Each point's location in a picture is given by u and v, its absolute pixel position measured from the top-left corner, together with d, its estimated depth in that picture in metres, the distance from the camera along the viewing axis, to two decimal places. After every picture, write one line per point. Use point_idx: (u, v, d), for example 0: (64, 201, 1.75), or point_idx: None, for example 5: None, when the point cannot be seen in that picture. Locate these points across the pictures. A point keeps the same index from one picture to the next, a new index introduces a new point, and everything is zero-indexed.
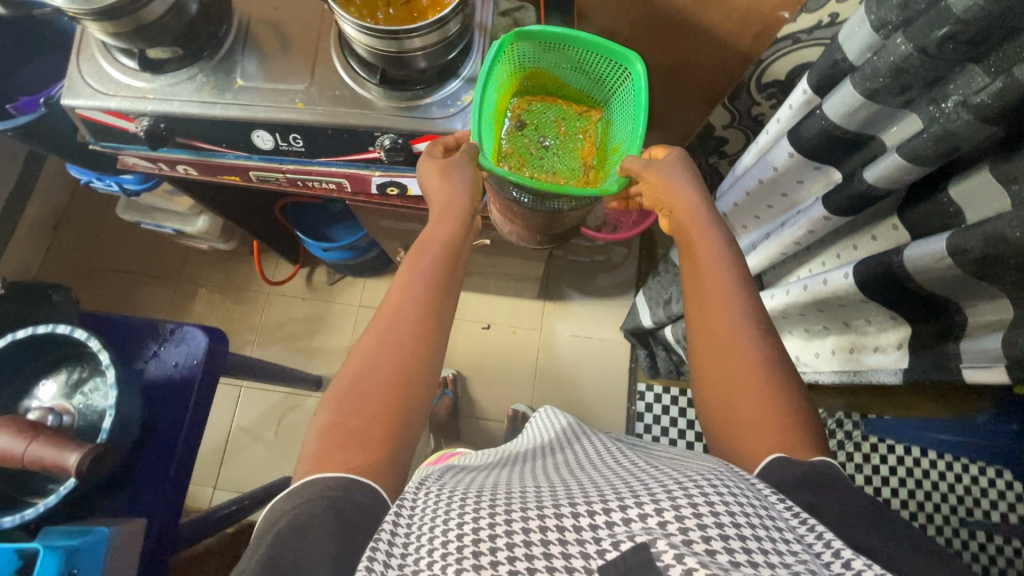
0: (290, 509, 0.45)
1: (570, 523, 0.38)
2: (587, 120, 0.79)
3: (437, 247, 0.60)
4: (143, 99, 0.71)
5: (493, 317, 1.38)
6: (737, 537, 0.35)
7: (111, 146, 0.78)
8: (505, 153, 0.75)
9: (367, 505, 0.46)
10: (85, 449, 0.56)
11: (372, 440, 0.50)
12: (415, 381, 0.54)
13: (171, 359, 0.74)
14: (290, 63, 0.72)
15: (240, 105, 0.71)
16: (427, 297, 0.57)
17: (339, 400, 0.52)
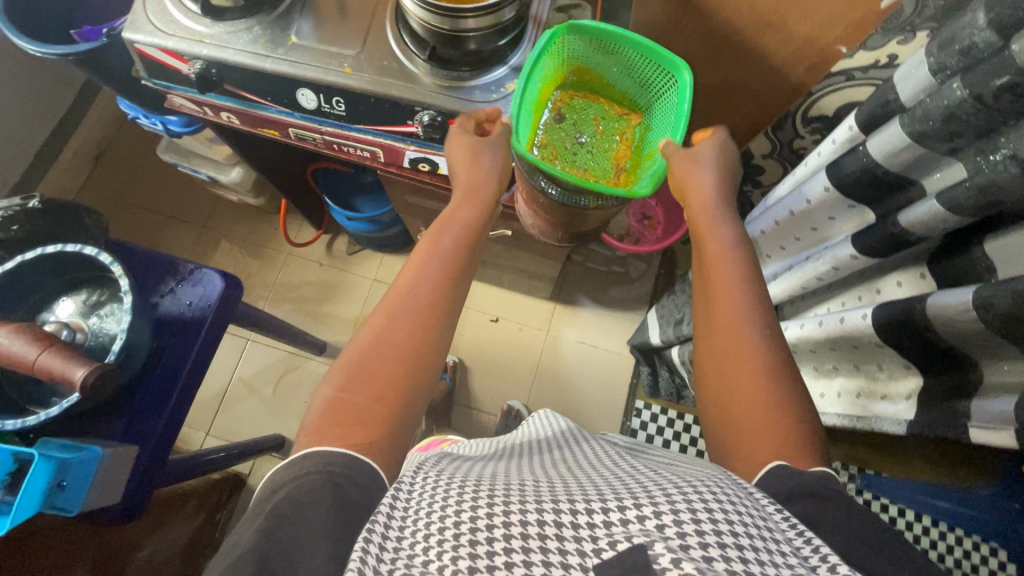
0: (292, 480, 0.45)
1: (567, 518, 0.39)
2: (626, 123, 0.78)
3: (458, 228, 0.63)
4: (199, 42, 0.73)
5: (503, 312, 1.39)
6: (734, 547, 0.35)
7: (162, 84, 0.80)
8: (540, 143, 0.75)
9: (366, 484, 0.46)
10: (92, 366, 0.57)
11: (376, 420, 0.51)
12: (425, 349, 0.56)
13: (186, 298, 0.76)
14: (344, 29, 0.74)
15: (290, 62, 0.72)
16: (444, 271, 0.60)
17: (345, 376, 0.53)
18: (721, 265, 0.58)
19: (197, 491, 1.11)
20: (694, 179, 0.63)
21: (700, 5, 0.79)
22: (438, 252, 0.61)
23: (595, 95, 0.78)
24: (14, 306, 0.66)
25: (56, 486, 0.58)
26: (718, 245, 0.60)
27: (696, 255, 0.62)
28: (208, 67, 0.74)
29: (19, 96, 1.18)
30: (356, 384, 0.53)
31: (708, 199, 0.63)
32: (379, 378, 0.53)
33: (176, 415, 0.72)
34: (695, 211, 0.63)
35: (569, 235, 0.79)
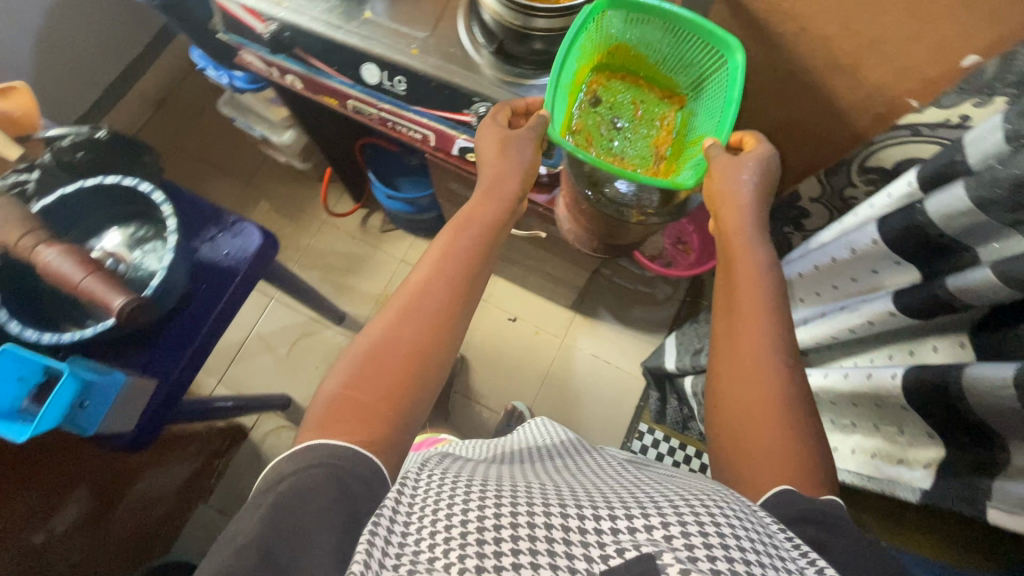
0: (295, 472, 0.46)
1: (573, 524, 0.39)
2: (666, 107, 0.75)
3: (478, 224, 0.64)
4: (278, 5, 0.75)
5: (522, 312, 1.39)
6: (742, 561, 0.36)
7: (236, 39, 0.82)
8: (574, 127, 0.73)
9: (367, 478, 0.47)
10: (131, 297, 0.60)
11: (375, 416, 0.52)
12: (442, 338, 0.57)
13: (224, 247, 0.78)
14: (419, 12, 0.75)
15: (361, 36, 0.74)
16: (464, 264, 0.61)
17: (354, 373, 0.55)
18: (754, 289, 0.59)
19: (203, 435, 1.14)
20: (735, 192, 0.62)
21: (773, 38, 0.78)
22: (462, 245, 0.63)
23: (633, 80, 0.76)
24: (66, 230, 0.69)
25: (78, 405, 0.62)
26: (749, 266, 0.60)
27: (722, 269, 0.63)
28: (283, 30, 0.76)
29: (97, 31, 1.23)
30: (359, 383, 0.54)
31: (745, 216, 0.62)
32: (384, 378, 0.54)
33: (198, 356, 0.75)
34: (730, 227, 0.63)
35: (605, 246, 0.79)
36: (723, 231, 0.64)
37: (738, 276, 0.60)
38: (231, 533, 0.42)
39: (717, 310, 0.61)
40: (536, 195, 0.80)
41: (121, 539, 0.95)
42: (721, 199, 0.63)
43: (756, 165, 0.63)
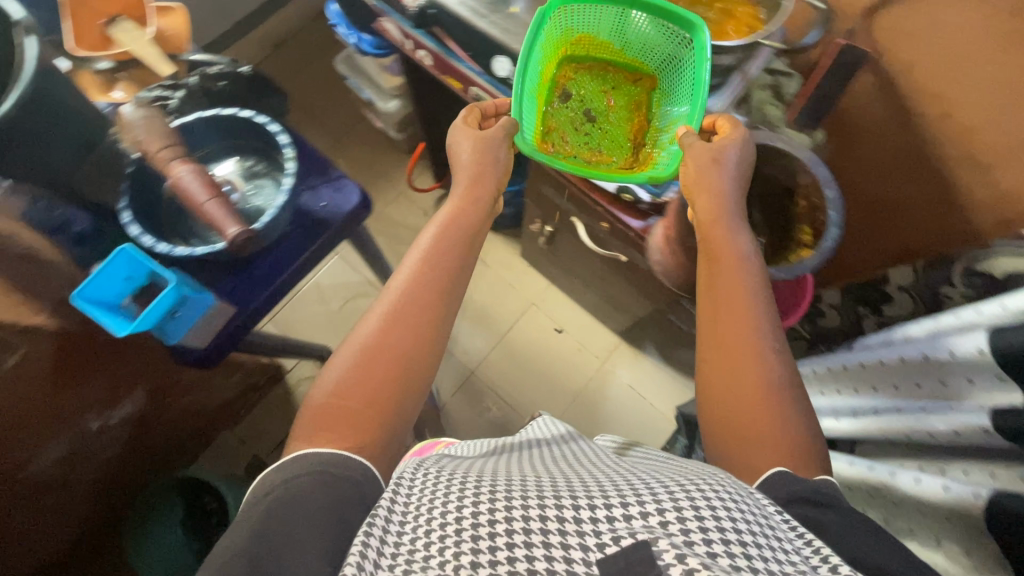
0: (286, 479, 0.49)
1: (562, 515, 0.40)
2: (637, 90, 0.83)
3: (461, 226, 0.69)
4: None
5: (569, 326, 1.39)
6: (737, 542, 0.36)
7: (382, 7, 0.85)
8: (552, 127, 0.81)
9: (358, 481, 0.50)
10: (244, 227, 0.63)
11: (363, 425, 0.55)
12: (430, 345, 0.61)
13: (323, 199, 0.81)
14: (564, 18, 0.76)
15: (503, 29, 0.76)
16: (448, 263, 0.65)
17: (346, 382, 0.57)
18: (740, 289, 0.58)
19: (246, 367, 1.18)
20: (713, 180, 0.63)
21: None
22: (453, 239, 0.68)
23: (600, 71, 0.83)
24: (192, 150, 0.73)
25: (170, 314, 0.65)
26: (734, 267, 0.60)
27: (700, 280, 0.62)
28: (429, 6, 0.78)
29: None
30: (349, 388, 0.57)
31: (721, 211, 0.62)
32: (370, 386, 0.57)
33: (275, 294, 0.77)
34: (708, 229, 0.62)
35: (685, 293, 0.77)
36: (704, 237, 0.63)
37: (723, 275, 0.59)
38: (230, 537, 0.44)
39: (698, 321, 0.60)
40: (630, 220, 0.79)
41: (150, 436, 0.99)
42: (689, 178, 0.65)
43: (723, 148, 0.64)
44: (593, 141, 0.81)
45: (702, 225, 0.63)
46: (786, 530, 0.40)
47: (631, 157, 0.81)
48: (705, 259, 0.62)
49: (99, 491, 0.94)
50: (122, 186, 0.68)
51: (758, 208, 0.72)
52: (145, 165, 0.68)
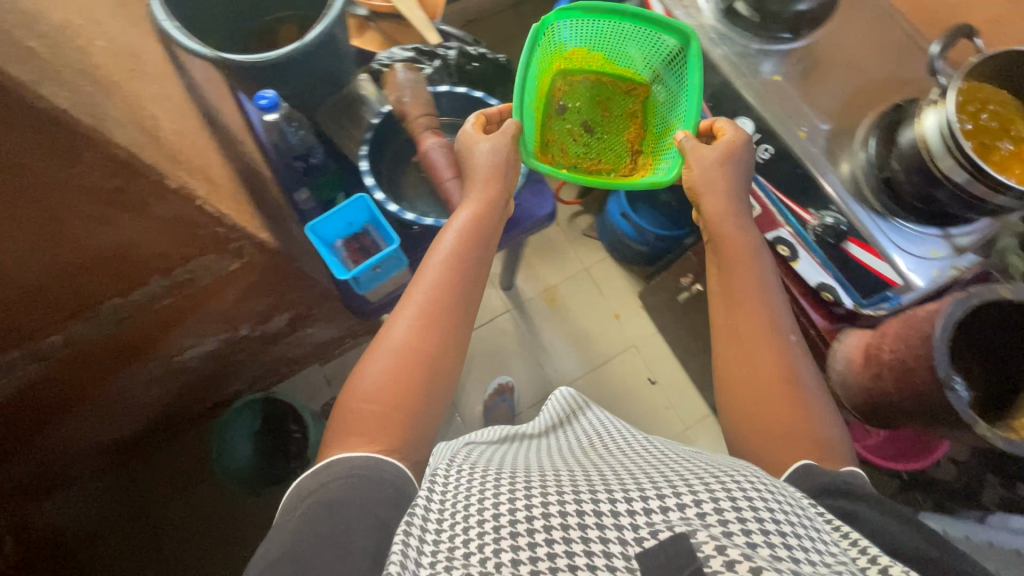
0: (321, 485, 0.49)
1: (592, 508, 0.39)
2: (632, 98, 0.86)
3: (484, 223, 0.67)
4: (700, 27, 0.78)
5: (664, 380, 1.35)
6: (778, 534, 0.35)
7: None
8: (552, 138, 0.85)
9: (394, 482, 0.51)
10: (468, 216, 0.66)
11: (392, 427, 0.55)
12: (455, 344, 0.61)
13: (522, 199, 0.81)
14: (824, 99, 0.74)
15: (756, 94, 0.75)
16: (472, 254, 0.65)
17: (372, 385, 0.57)
18: (783, 354, 0.59)
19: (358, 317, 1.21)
20: (717, 180, 0.67)
21: None
22: (490, 228, 0.68)
23: (596, 82, 0.87)
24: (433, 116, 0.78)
25: (372, 268, 0.68)
26: (771, 337, 0.59)
27: (722, 339, 0.62)
28: None
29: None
30: (379, 390, 0.56)
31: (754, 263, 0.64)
32: (392, 387, 0.56)
33: None
34: (738, 269, 0.64)
35: (866, 408, 0.74)
36: (734, 299, 0.62)
37: (760, 346, 0.59)
38: (270, 546, 0.44)
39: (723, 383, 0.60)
40: (814, 312, 0.83)
41: (268, 353, 1.04)
42: (706, 189, 0.68)
43: (728, 154, 0.68)
44: (594, 151, 0.85)
45: (730, 268, 0.64)
46: (826, 527, 0.39)
47: (631, 164, 0.84)
48: (737, 316, 0.62)
49: (200, 390, 1.01)
50: (363, 135, 0.73)
51: (980, 361, 0.68)
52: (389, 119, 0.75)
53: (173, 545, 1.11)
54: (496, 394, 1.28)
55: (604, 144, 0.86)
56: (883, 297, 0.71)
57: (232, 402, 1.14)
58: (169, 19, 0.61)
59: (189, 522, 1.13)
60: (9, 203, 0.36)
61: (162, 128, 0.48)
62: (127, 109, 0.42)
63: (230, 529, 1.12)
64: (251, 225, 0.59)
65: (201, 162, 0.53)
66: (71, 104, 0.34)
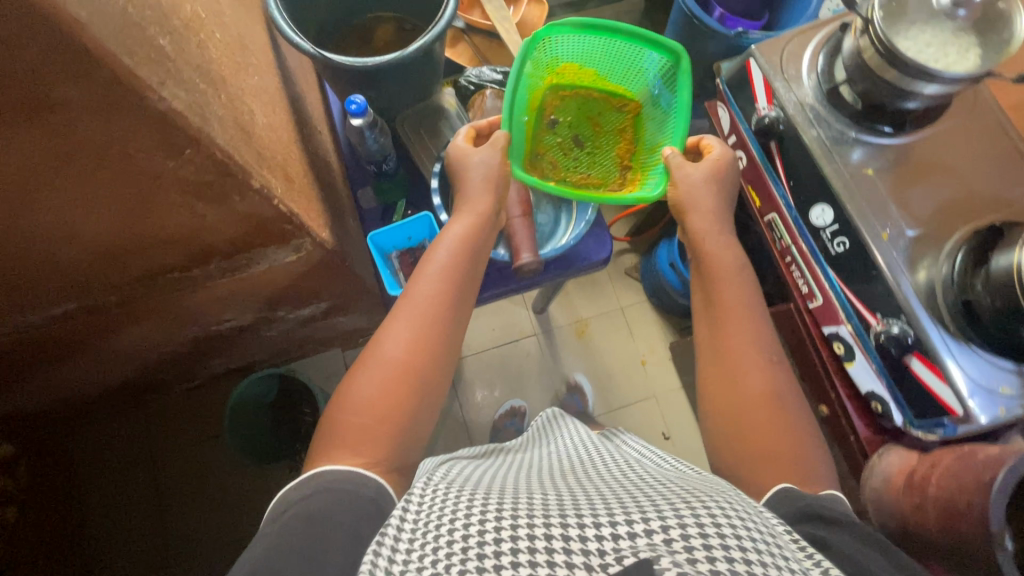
0: (302, 498, 0.49)
1: (554, 527, 0.37)
2: (623, 115, 0.80)
3: (471, 237, 0.66)
4: (799, 104, 0.75)
5: (678, 438, 1.32)
6: (744, 560, 0.34)
7: (729, 95, 0.84)
8: (540, 151, 0.78)
9: (372, 497, 0.51)
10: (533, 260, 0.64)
11: (382, 441, 0.56)
12: (441, 357, 0.61)
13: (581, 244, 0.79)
14: (917, 203, 0.70)
15: (843, 183, 0.71)
16: (461, 267, 0.65)
17: (359, 399, 0.57)
18: (774, 400, 0.57)
19: None
20: (702, 199, 0.69)
21: None
22: (479, 242, 0.68)
23: (585, 96, 0.80)
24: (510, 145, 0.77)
25: None
26: (761, 388, 0.58)
27: (708, 385, 0.61)
28: (783, 121, 0.75)
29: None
30: (372, 402, 0.57)
31: (738, 297, 0.63)
32: (383, 402, 0.57)
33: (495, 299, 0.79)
34: (721, 305, 0.64)
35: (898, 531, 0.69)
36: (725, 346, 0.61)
37: (745, 395, 0.58)
38: (247, 551, 0.44)
39: (713, 417, 0.60)
40: (856, 417, 0.80)
41: (297, 333, 1.05)
42: (692, 209, 0.69)
43: (714, 172, 0.70)
44: (584, 164, 0.78)
45: (716, 311, 0.64)
46: (793, 550, 0.38)
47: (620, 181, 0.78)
48: (723, 353, 0.61)
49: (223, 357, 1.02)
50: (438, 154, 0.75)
51: None
52: None
53: (166, 497, 1.12)
54: (508, 416, 1.27)
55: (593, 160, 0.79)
56: (937, 422, 0.67)
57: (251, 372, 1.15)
58: (278, 8, 0.60)
59: (181, 476, 1.13)
60: (104, 182, 0.37)
61: (256, 122, 0.48)
62: (229, 105, 0.42)
63: (222, 492, 1.12)
64: (315, 226, 0.59)
65: (282, 158, 0.54)
66: (183, 103, 0.34)
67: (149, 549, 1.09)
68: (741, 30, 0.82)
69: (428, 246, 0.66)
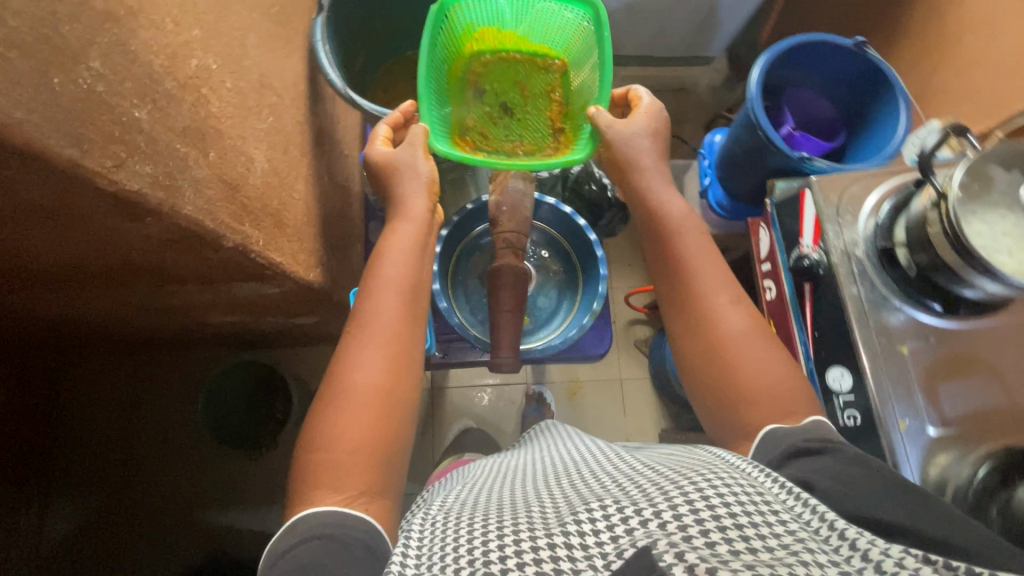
0: (290, 549, 0.46)
1: (544, 545, 0.35)
2: (550, 77, 0.76)
3: (414, 242, 0.62)
4: (846, 254, 0.68)
5: None
6: (736, 526, 0.33)
7: (774, 217, 0.77)
8: (466, 122, 0.74)
9: (365, 539, 0.47)
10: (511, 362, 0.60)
11: (359, 473, 0.51)
12: (406, 366, 0.57)
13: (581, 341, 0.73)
14: (952, 397, 0.63)
15: (873, 354, 0.64)
16: (409, 273, 0.61)
17: (322, 437, 0.53)
18: (741, 367, 0.53)
19: None
20: (636, 160, 0.66)
21: None
22: (426, 249, 0.64)
23: (509, 61, 0.76)
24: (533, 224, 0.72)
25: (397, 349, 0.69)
26: (755, 416, 0.52)
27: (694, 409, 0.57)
28: (824, 267, 0.69)
29: (659, 41, 1.28)
30: (343, 434, 0.52)
31: (721, 343, 0.55)
32: (359, 433, 0.52)
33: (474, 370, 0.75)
34: (683, 276, 0.59)
35: None
36: None
37: (729, 373, 0.54)
38: None
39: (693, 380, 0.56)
40: None
41: (286, 332, 1.04)
42: (632, 168, 0.66)
43: (645, 127, 0.68)
44: (514, 133, 0.75)
45: (678, 294, 0.59)
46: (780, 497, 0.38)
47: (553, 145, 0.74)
48: (698, 325, 0.57)
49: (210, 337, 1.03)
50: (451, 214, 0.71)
51: None
52: (483, 207, 0.71)
53: (144, 452, 1.12)
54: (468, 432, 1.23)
55: (523, 128, 0.76)
56: None
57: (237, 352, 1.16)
58: (324, 44, 0.60)
59: (159, 434, 1.13)
60: (68, 227, 0.36)
61: (252, 172, 0.46)
62: (217, 162, 0.41)
63: (197, 466, 1.13)
64: (299, 269, 0.58)
65: (279, 203, 0.52)
66: (147, 178, 0.32)
67: (115, 500, 1.09)
68: (805, 155, 0.77)
69: (371, 262, 0.61)
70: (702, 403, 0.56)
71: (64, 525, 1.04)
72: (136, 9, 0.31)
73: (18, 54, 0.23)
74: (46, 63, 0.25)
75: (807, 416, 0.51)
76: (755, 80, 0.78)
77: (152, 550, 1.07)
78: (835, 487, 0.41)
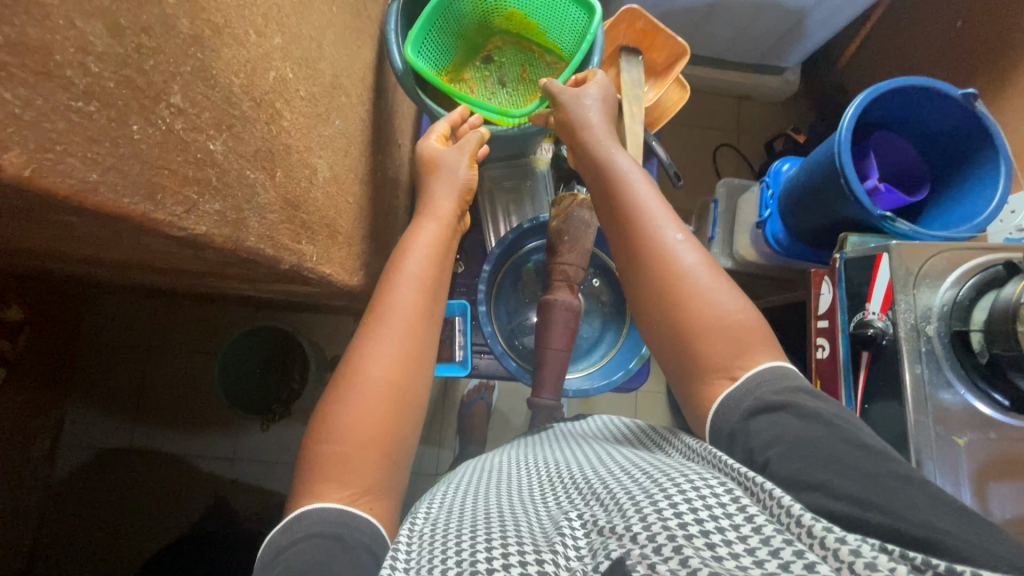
0: (291, 545, 0.41)
1: (530, 559, 0.32)
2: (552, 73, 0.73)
3: (434, 234, 0.58)
4: (915, 330, 0.64)
5: None
6: (702, 532, 0.31)
7: (842, 274, 0.72)
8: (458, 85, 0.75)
9: (367, 543, 0.42)
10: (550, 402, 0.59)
11: (367, 471, 0.46)
12: (415, 362, 0.51)
13: (629, 383, 0.70)
14: (1001, 497, 0.60)
15: (927, 443, 0.61)
16: (434, 262, 0.56)
17: (322, 431, 0.47)
18: (695, 305, 0.46)
19: None
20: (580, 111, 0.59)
21: None
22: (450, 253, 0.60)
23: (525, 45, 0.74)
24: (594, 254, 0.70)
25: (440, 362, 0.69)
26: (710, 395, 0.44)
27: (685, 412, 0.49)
28: (888, 338, 0.65)
29: (733, 47, 1.19)
30: (354, 426, 0.47)
31: (693, 344, 0.45)
32: (369, 427, 0.47)
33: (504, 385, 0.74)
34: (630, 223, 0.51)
35: None
36: None
37: (683, 320, 0.46)
38: None
39: (651, 329, 0.49)
40: None
41: (306, 303, 1.01)
42: (577, 126, 0.59)
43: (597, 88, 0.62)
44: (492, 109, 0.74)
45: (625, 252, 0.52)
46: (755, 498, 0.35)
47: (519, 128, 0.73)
48: (651, 269, 0.49)
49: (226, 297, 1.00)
50: (509, 230, 0.69)
51: None
52: (543, 227, 0.69)
53: (155, 399, 1.12)
54: (476, 391, 1.23)
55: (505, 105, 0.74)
56: None
57: (253, 315, 1.13)
58: (396, 35, 0.59)
59: (168, 384, 1.13)
60: (121, 244, 0.33)
61: (314, 184, 0.43)
62: (283, 182, 0.37)
63: (205, 419, 1.13)
64: (345, 277, 0.54)
65: (334, 212, 0.49)
66: (216, 217, 0.30)
67: (121, 441, 1.10)
68: (887, 214, 0.72)
69: (392, 258, 0.56)
70: (665, 363, 0.49)
71: (77, 457, 1.08)
72: (222, 25, 0.29)
73: (99, 106, 0.22)
74: (126, 110, 0.23)
75: (763, 362, 0.44)
76: (846, 119, 0.72)
77: (156, 496, 1.09)
78: (795, 466, 0.37)
